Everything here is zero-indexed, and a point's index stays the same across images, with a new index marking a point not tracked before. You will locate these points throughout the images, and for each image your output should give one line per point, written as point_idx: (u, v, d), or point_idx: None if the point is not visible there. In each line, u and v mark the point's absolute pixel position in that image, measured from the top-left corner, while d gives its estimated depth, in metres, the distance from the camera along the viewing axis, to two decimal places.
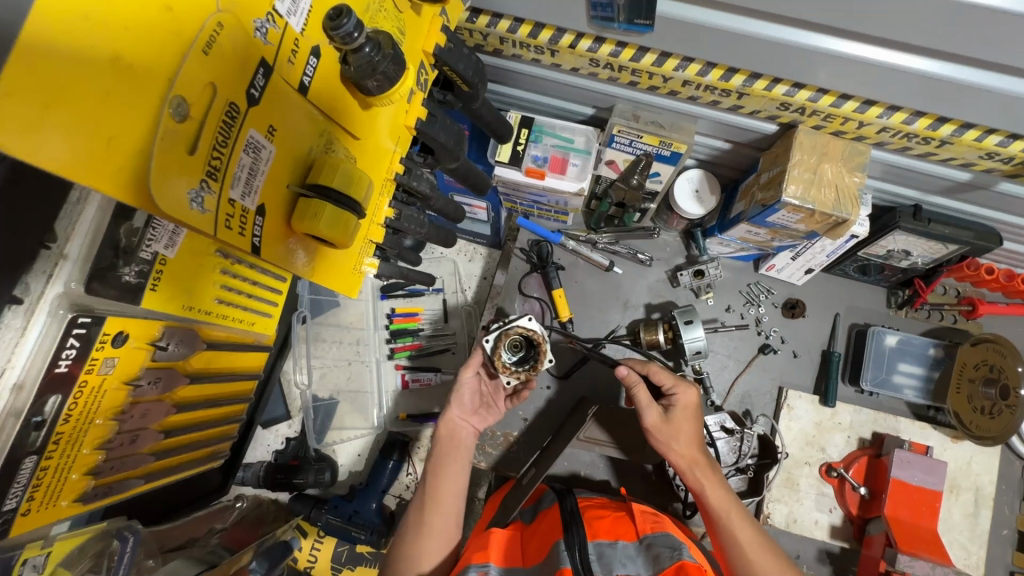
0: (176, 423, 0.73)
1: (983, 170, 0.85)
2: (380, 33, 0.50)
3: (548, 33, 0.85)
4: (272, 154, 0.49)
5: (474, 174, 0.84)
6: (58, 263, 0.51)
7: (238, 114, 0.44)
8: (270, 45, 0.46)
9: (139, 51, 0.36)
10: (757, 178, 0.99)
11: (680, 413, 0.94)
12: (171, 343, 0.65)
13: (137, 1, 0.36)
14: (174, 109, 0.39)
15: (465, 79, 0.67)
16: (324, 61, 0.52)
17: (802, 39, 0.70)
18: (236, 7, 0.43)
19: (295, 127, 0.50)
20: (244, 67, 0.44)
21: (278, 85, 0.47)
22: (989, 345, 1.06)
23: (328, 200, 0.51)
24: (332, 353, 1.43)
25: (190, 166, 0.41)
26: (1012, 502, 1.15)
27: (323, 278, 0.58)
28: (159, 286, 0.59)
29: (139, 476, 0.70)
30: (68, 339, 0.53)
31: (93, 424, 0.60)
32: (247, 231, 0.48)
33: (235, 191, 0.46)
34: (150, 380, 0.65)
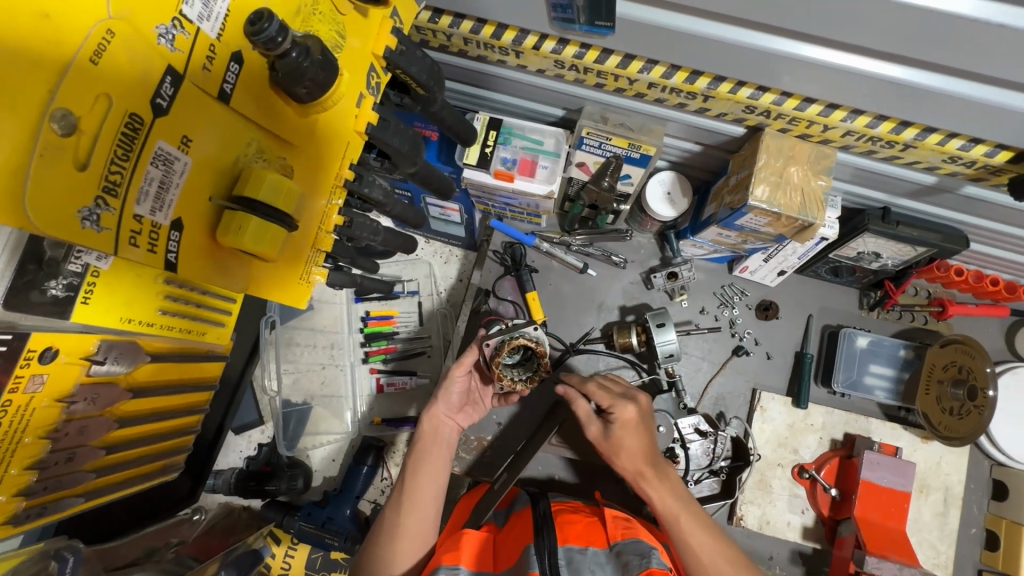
0: (121, 438, 0.70)
1: (948, 174, 0.85)
2: (310, 37, 0.48)
3: (512, 34, 0.83)
4: (188, 165, 0.47)
5: (437, 177, 0.83)
6: None
7: (142, 126, 0.43)
8: (178, 53, 0.44)
9: (12, 64, 0.35)
10: (726, 180, 0.99)
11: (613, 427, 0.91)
12: (109, 358, 0.63)
13: (8, 11, 0.35)
14: (56, 122, 0.37)
15: (419, 82, 0.65)
16: (248, 67, 0.50)
17: (762, 42, 0.69)
18: (134, 13, 0.41)
19: (215, 136, 0.49)
20: (146, 76, 0.42)
21: (192, 93, 0.46)
22: (957, 346, 1.07)
23: (254, 212, 0.49)
24: (304, 357, 1.43)
25: (82, 180, 0.40)
26: (980, 501, 1.16)
27: (259, 292, 0.56)
28: (92, 299, 0.56)
29: (79, 493, 0.68)
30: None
31: (22, 442, 0.57)
32: (161, 247, 0.46)
33: (142, 207, 0.44)
34: (86, 397, 0.63)
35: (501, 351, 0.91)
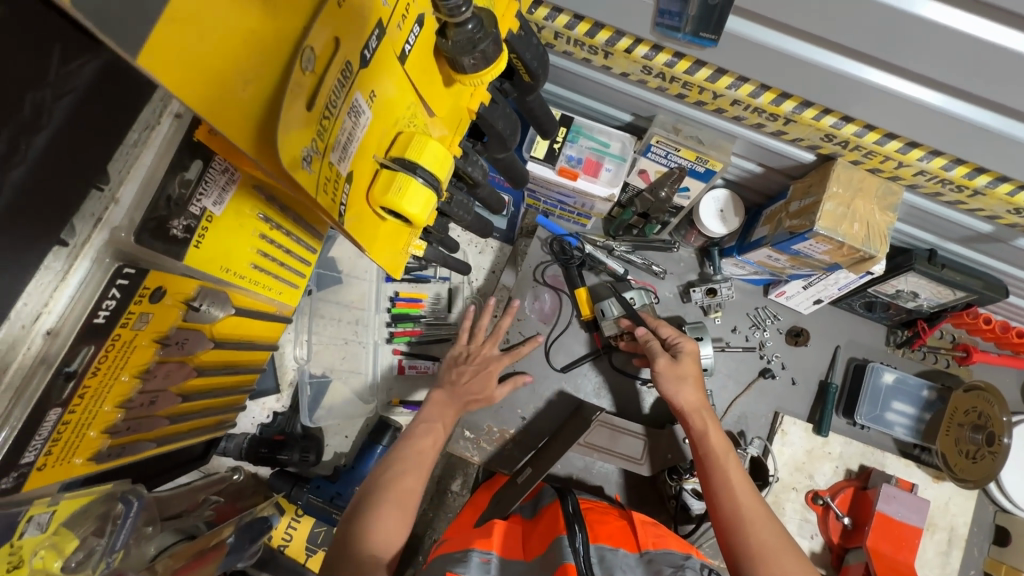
0: (194, 387, 0.70)
1: (1007, 224, 0.88)
2: (485, 11, 0.48)
3: (606, 34, 0.84)
4: (368, 122, 0.43)
5: (515, 167, 0.83)
6: (108, 208, 0.50)
7: (351, 75, 0.38)
8: (387, 7, 0.41)
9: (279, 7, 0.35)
10: (786, 205, 1.00)
11: (681, 368, 1.00)
12: (204, 305, 0.62)
13: None
14: (305, 58, 0.34)
15: (529, 69, 0.66)
16: (424, 32, 0.47)
17: (861, 73, 0.71)
18: None
19: (393, 96, 0.45)
20: (363, 23, 0.38)
21: (387, 48, 0.42)
22: (979, 393, 1.09)
23: (415, 177, 0.46)
24: (329, 330, 1.39)
25: (309, 122, 0.35)
26: (982, 545, 1.19)
27: (382, 257, 0.51)
28: (203, 244, 0.57)
29: (152, 439, 0.67)
30: (110, 289, 0.51)
31: (118, 380, 0.57)
32: (337, 199, 0.41)
33: (335, 155, 0.39)
34: (178, 341, 0.62)
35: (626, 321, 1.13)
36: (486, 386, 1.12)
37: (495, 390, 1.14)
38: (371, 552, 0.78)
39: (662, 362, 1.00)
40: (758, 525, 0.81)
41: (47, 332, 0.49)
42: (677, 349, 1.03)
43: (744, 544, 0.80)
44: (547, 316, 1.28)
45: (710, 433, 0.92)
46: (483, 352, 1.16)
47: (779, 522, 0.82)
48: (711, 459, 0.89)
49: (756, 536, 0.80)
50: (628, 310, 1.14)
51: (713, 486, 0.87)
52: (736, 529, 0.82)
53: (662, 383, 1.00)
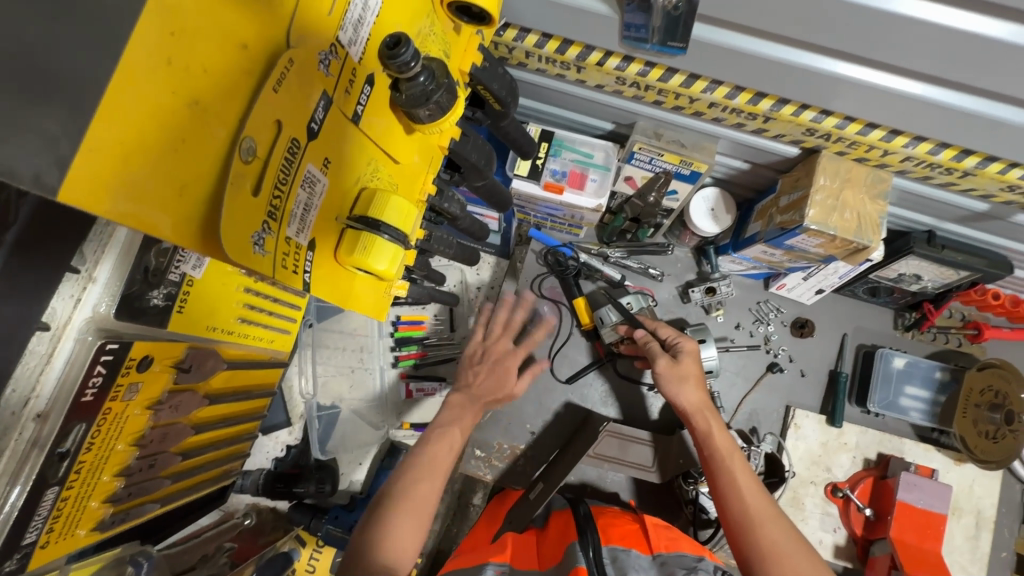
0: (193, 444, 0.70)
1: (1002, 202, 0.86)
2: (435, 60, 0.48)
3: (576, 49, 0.83)
4: (325, 188, 0.43)
5: (497, 192, 0.84)
6: (85, 287, 0.48)
7: (299, 150, 0.38)
8: (331, 77, 0.40)
9: (210, 87, 0.31)
10: (775, 200, 0.99)
11: (682, 369, 0.98)
12: (194, 366, 0.63)
13: (214, 38, 0.31)
14: (244, 149, 0.33)
15: (498, 98, 0.65)
16: (377, 90, 0.47)
17: (835, 69, 0.70)
18: (305, 36, 0.37)
19: (348, 158, 0.45)
20: (308, 98, 0.38)
21: (336, 116, 0.42)
22: (994, 370, 1.07)
23: (380, 234, 0.46)
24: (335, 360, 1.42)
25: (254, 209, 0.35)
26: (1011, 525, 1.16)
27: (360, 306, 0.52)
28: (185, 307, 0.59)
29: (156, 499, 0.67)
30: (95, 366, 0.50)
31: (114, 450, 0.57)
32: (300, 269, 0.42)
33: (291, 229, 0.40)
34: (171, 403, 0.63)
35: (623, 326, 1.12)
36: (504, 383, 1.02)
37: (516, 384, 1.03)
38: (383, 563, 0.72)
39: (663, 362, 0.99)
40: (767, 524, 0.79)
41: (36, 416, 0.47)
42: (676, 350, 1.02)
43: (754, 545, 0.78)
44: (548, 329, 1.28)
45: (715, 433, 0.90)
46: (498, 348, 1.04)
47: (790, 523, 0.80)
48: (717, 459, 0.88)
49: (766, 536, 0.78)
50: (625, 316, 1.13)
51: (721, 486, 0.85)
52: (747, 530, 0.80)
53: (663, 384, 0.99)
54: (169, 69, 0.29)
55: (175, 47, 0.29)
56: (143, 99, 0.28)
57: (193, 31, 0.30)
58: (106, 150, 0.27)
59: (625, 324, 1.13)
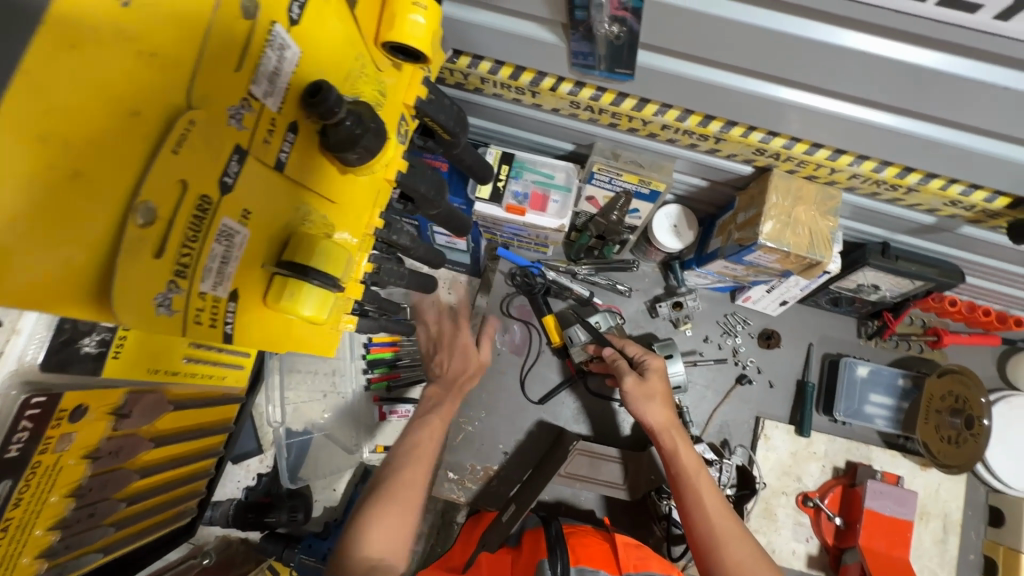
0: (141, 488, 0.69)
1: (947, 215, 0.89)
2: (361, 103, 0.48)
3: (529, 75, 0.85)
4: (247, 238, 0.42)
5: (456, 217, 0.84)
6: (8, 339, 0.46)
7: (210, 206, 0.38)
8: (245, 130, 0.40)
9: (99, 155, 0.30)
10: (733, 217, 1.01)
11: (649, 388, 0.99)
12: (134, 412, 0.61)
13: (99, 107, 0.30)
14: (141, 212, 0.32)
15: (446, 129, 0.66)
16: (302, 136, 0.47)
17: (775, 93, 0.72)
18: (212, 93, 0.37)
19: (270, 205, 0.44)
20: (217, 154, 0.38)
21: (254, 166, 0.42)
22: (954, 375, 1.10)
23: (308, 280, 0.45)
24: (306, 385, 1.37)
25: (157, 270, 0.34)
26: (978, 528, 1.18)
27: (294, 348, 0.51)
28: (123, 353, 0.53)
29: (99, 548, 0.66)
30: (20, 421, 0.48)
31: (48, 502, 0.55)
32: (220, 320, 0.41)
33: (206, 283, 0.39)
34: (110, 450, 0.60)
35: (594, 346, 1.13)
36: (470, 358, 1.03)
37: (480, 355, 1.04)
38: (366, 556, 0.74)
39: (630, 380, 0.99)
40: (733, 546, 0.80)
41: None
42: (644, 367, 1.02)
43: (721, 564, 0.80)
44: (518, 347, 1.29)
45: (681, 451, 0.91)
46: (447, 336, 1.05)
47: (753, 541, 0.82)
48: (684, 478, 0.88)
49: (732, 556, 0.80)
50: (593, 336, 1.14)
51: (686, 504, 0.86)
52: (713, 550, 0.81)
53: (631, 402, 0.99)
54: (42, 146, 0.28)
55: (53, 122, 0.29)
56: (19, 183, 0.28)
57: (74, 103, 0.29)
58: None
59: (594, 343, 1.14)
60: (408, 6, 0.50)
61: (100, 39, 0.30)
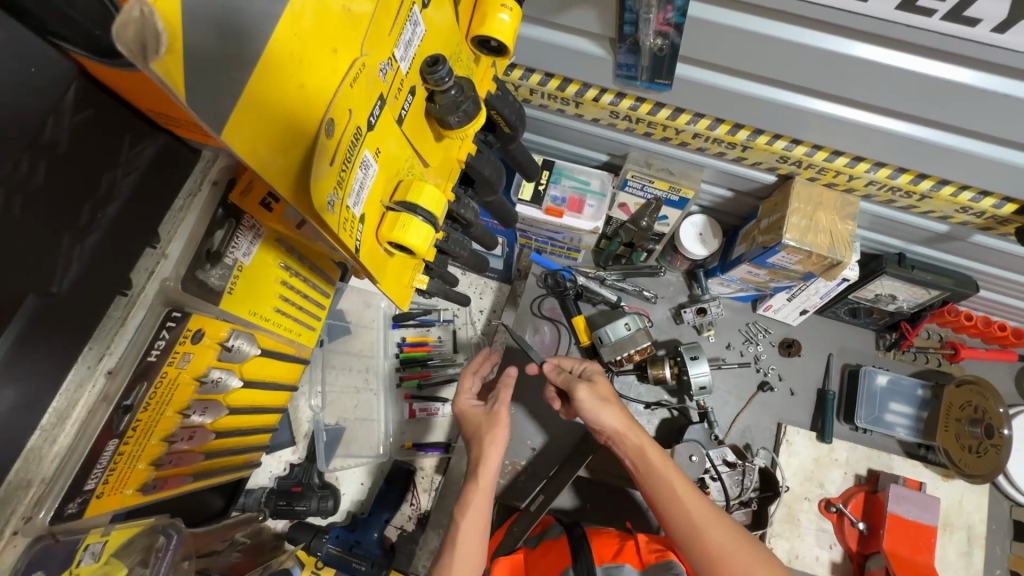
0: (226, 425, 0.79)
1: (959, 223, 0.95)
2: (464, 79, 0.58)
3: (575, 87, 0.95)
4: (375, 173, 0.51)
5: (504, 209, 0.93)
6: (159, 261, 0.60)
7: (360, 137, 0.47)
8: (387, 83, 0.49)
9: (312, 76, 0.41)
10: (757, 224, 1.09)
11: (601, 391, 0.97)
12: (237, 343, 0.72)
13: (319, 41, 0.40)
14: (328, 127, 0.42)
15: (508, 122, 0.75)
16: (417, 99, 0.55)
17: (799, 102, 0.80)
18: (373, 48, 0.46)
19: (393, 150, 0.53)
20: (371, 97, 0.47)
21: (388, 114, 0.51)
22: (972, 386, 1.14)
23: (415, 215, 0.55)
24: (341, 380, 1.46)
25: (332, 174, 0.44)
26: (1003, 542, 1.19)
27: (389, 288, 0.59)
28: (235, 289, 0.69)
29: (189, 473, 0.77)
30: (161, 331, 0.60)
31: (165, 414, 0.66)
32: (353, 236, 0.49)
33: (351, 199, 0.47)
34: (215, 377, 0.72)
35: (631, 353, 1.20)
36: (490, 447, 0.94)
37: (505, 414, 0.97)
38: None
39: (581, 390, 0.96)
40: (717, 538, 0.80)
41: (107, 372, 0.57)
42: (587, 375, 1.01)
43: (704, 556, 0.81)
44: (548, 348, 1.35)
45: (647, 449, 0.90)
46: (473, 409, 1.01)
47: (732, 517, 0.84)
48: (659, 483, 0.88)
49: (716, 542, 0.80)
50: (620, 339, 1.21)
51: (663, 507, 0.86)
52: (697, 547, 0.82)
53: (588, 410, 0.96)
54: (291, 60, 0.39)
55: (296, 44, 0.39)
56: (277, 86, 0.38)
57: (310, 35, 0.40)
58: (245, 111, 0.37)
59: (630, 350, 1.21)
60: (496, 6, 0.59)
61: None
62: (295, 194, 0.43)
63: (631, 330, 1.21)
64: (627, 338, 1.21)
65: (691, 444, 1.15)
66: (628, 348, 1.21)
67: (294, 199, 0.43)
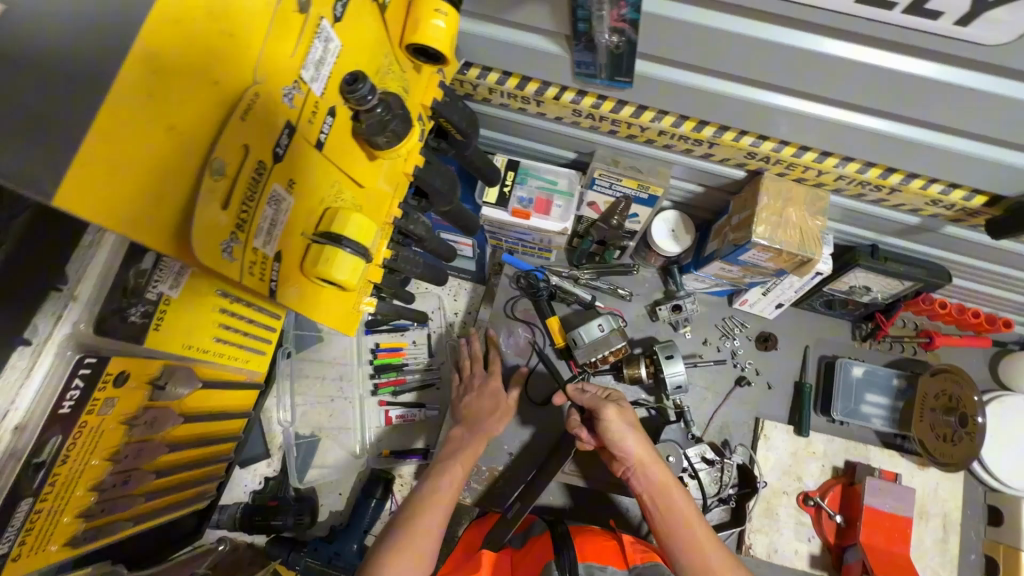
0: (168, 463, 0.76)
1: (930, 215, 0.94)
2: (391, 94, 0.55)
3: (534, 85, 0.91)
4: (291, 206, 0.48)
5: (465, 217, 0.89)
6: (67, 305, 0.54)
7: (265, 171, 0.44)
8: (294, 108, 0.46)
9: (185, 116, 0.37)
10: (728, 220, 1.06)
11: (629, 418, 0.97)
12: (169, 382, 0.69)
13: (189, 76, 0.36)
14: (214, 168, 0.39)
15: (459, 129, 0.72)
16: (339, 120, 0.52)
17: (764, 98, 0.77)
18: (270, 73, 0.43)
19: (313, 178, 0.50)
20: (273, 126, 0.43)
21: (300, 142, 0.47)
22: (946, 375, 1.13)
23: (343, 248, 0.52)
24: (314, 390, 1.44)
25: (225, 220, 0.41)
26: (977, 527, 1.20)
27: (326, 317, 0.57)
28: (162, 326, 0.62)
29: (129, 518, 0.73)
30: (73, 379, 0.56)
31: (89, 464, 0.62)
32: (266, 277, 0.47)
33: (258, 240, 0.45)
34: (146, 419, 0.69)
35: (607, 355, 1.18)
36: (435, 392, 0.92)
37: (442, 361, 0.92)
38: None
39: (612, 411, 0.96)
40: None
41: (14, 427, 0.53)
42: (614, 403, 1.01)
43: None
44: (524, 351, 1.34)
45: (671, 485, 0.91)
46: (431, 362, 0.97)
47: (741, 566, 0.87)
48: (678, 516, 0.88)
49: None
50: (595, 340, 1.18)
51: (679, 542, 0.87)
52: None
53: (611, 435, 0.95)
54: (157, 99, 0.35)
55: (155, 83, 0.34)
56: (139, 129, 0.34)
57: (174, 71, 0.35)
58: (95, 165, 0.32)
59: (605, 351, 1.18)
60: (430, 12, 0.56)
61: (192, 15, 0.36)
62: (176, 245, 0.39)
63: (605, 331, 1.19)
64: (602, 338, 1.18)
65: (669, 445, 1.13)
66: (602, 348, 1.18)
67: (177, 251, 0.39)
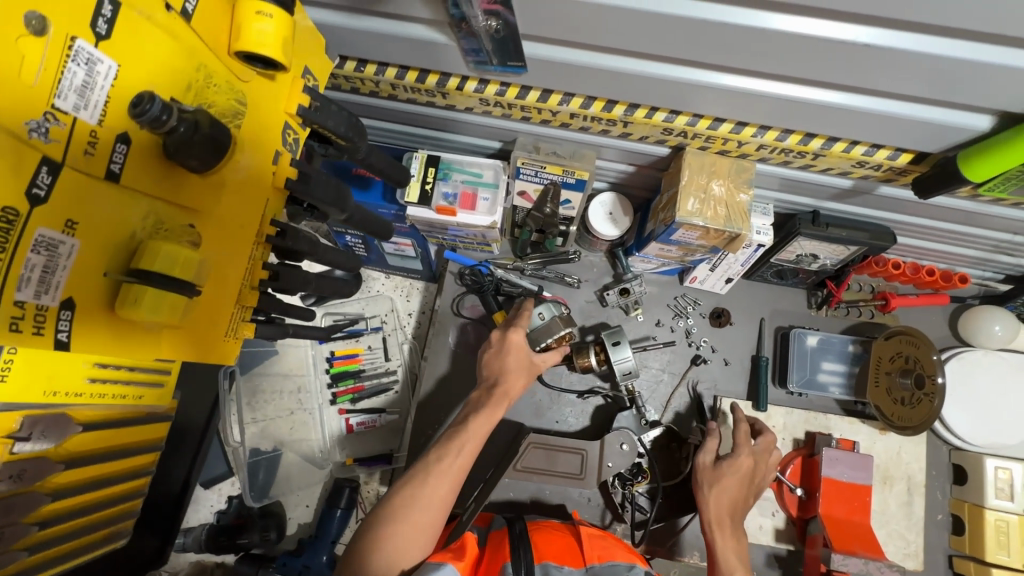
0: (53, 512, 0.75)
1: (861, 177, 0.90)
2: (198, 111, 0.52)
3: (434, 77, 0.87)
4: (75, 247, 0.48)
5: (374, 220, 0.85)
6: None
7: (16, 217, 0.43)
8: (54, 144, 0.44)
9: None
10: (660, 199, 1.02)
11: (738, 468, 0.94)
12: (34, 434, 0.66)
13: None
14: None
15: (338, 134, 0.69)
16: (135, 146, 0.51)
17: (662, 71, 0.73)
18: (0, 111, 0.41)
19: (104, 213, 0.49)
20: (17, 168, 0.42)
21: (73, 179, 0.46)
22: (901, 337, 1.10)
23: (151, 283, 0.51)
24: (272, 405, 1.41)
25: None
26: (943, 487, 1.19)
27: (168, 348, 0.58)
28: (9, 375, 0.53)
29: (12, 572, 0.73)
30: None
31: None
32: (49, 328, 0.47)
33: (23, 292, 0.45)
34: (11, 474, 0.66)
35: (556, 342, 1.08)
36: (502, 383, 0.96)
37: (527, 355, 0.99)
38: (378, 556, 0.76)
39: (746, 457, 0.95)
40: None
41: None
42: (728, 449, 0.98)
43: None
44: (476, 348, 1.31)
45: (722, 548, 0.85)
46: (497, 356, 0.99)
47: None
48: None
49: None
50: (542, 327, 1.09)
51: None
52: None
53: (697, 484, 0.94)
54: None
55: None
56: None
57: None
58: None
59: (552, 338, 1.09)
60: (253, 16, 0.57)
61: None
62: None
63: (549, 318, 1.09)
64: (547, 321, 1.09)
65: (622, 432, 1.13)
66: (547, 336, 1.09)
67: None
